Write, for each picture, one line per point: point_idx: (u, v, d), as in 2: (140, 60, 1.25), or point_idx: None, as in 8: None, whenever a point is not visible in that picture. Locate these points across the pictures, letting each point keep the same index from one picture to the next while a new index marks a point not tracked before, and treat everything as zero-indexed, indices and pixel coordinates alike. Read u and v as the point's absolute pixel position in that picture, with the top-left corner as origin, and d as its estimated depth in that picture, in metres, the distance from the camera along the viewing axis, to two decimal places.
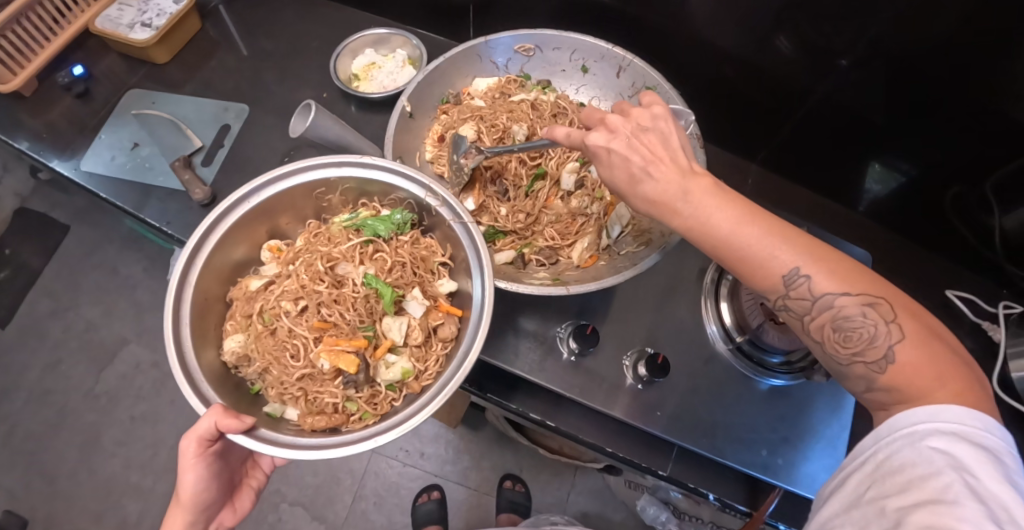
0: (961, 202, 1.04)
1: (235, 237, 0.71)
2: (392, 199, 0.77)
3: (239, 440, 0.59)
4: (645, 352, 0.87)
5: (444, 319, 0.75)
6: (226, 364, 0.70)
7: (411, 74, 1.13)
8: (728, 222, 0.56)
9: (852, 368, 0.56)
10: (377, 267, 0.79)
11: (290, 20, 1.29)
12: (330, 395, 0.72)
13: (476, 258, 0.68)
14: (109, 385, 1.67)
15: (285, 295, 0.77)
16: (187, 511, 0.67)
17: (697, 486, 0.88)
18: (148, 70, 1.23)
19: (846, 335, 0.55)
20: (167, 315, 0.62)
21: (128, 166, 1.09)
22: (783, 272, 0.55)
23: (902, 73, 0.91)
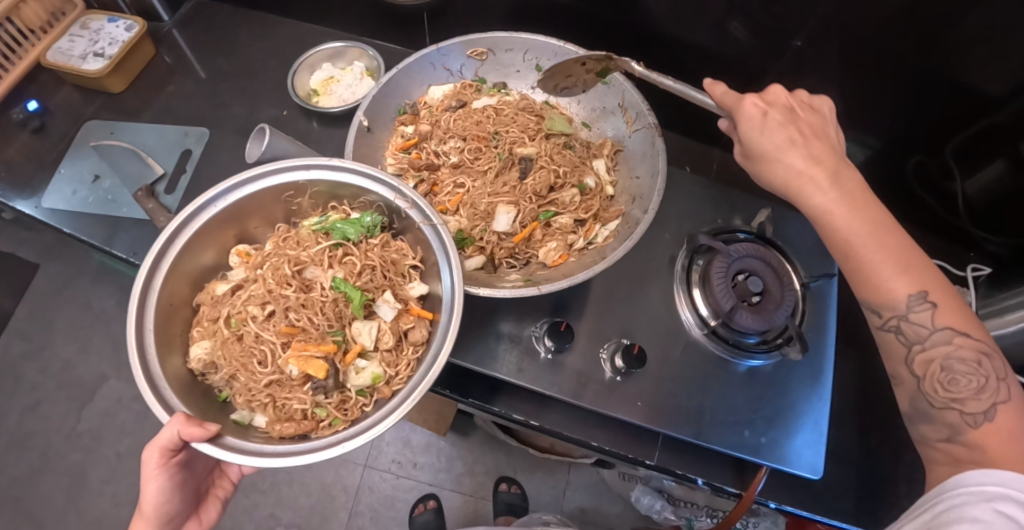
0: (924, 169, 1.06)
1: (199, 239, 0.70)
2: (362, 202, 0.77)
3: (204, 448, 0.58)
4: (622, 343, 0.88)
5: (414, 323, 0.74)
6: (192, 371, 0.69)
7: (370, 85, 1.12)
8: (869, 224, 0.65)
9: (942, 413, 0.62)
10: (346, 270, 0.78)
11: (246, 39, 1.28)
12: (299, 401, 0.71)
13: (443, 259, 0.68)
14: (92, 423, 1.63)
15: (252, 300, 0.75)
16: (148, 523, 0.64)
17: (684, 472, 0.89)
18: (105, 100, 1.21)
19: (952, 378, 0.61)
20: (131, 319, 0.61)
21: (90, 199, 1.07)
22: (907, 293, 0.63)
23: (855, 48, 0.93)
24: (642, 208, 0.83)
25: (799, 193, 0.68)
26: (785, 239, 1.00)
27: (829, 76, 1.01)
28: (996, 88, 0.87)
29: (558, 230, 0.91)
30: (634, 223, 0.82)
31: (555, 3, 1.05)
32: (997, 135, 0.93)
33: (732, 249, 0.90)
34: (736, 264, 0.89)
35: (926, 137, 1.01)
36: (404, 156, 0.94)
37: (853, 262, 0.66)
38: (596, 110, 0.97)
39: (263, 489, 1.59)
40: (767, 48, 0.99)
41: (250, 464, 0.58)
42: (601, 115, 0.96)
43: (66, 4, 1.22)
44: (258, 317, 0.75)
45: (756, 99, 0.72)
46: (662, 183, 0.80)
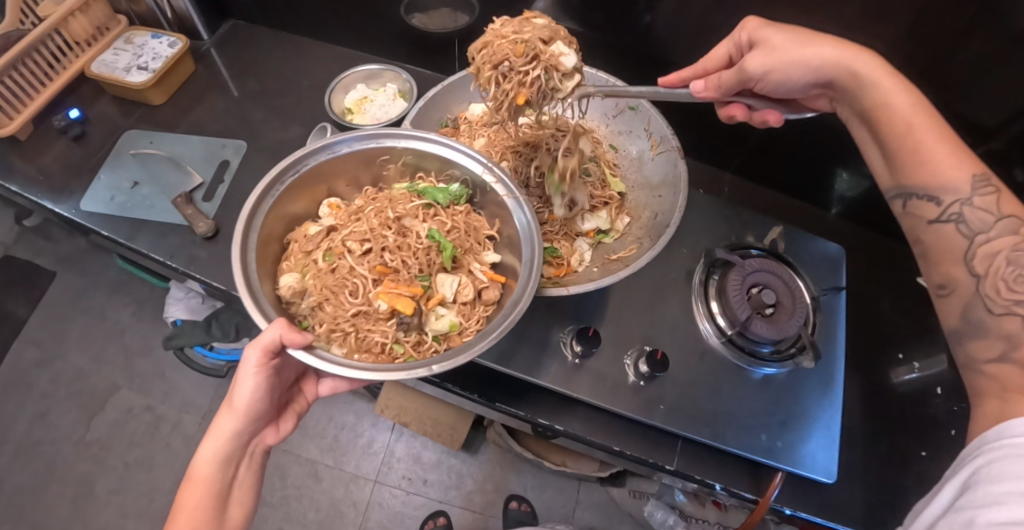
0: None
1: (301, 186, 0.82)
2: (448, 174, 0.90)
3: (296, 354, 0.64)
4: (645, 349, 0.92)
5: (489, 284, 0.86)
6: (281, 296, 0.79)
7: (402, 106, 1.19)
8: (915, 109, 0.69)
9: (1003, 319, 0.61)
10: (439, 225, 0.89)
11: (280, 60, 1.35)
12: (381, 334, 0.81)
13: (516, 207, 0.81)
14: (102, 432, 1.63)
15: (353, 237, 0.86)
16: (238, 417, 0.74)
17: (703, 477, 0.91)
18: (143, 112, 1.27)
19: (1017, 275, 0.60)
20: (237, 238, 0.72)
21: (128, 204, 1.12)
22: (972, 174, 0.65)
23: None
24: (663, 222, 0.89)
25: (850, 63, 0.74)
26: (796, 254, 1.04)
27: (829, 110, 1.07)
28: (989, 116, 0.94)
29: (559, 235, 0.97)
30: (658, 234, 0.88)
31: (576, 34, 1.13)
32: None
33: (747, 262, 0.95)
34: (750, 278, 0.93)
35: None
36: None
37: (914, 160, 0.69)
38: (624, 132, 1.03)
39: (271, 502, 1.59)
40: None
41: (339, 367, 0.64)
42: (628, 137, 1.02)
43: (111, 19, 1.28)
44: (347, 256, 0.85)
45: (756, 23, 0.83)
46: (683, 202, 0.85)
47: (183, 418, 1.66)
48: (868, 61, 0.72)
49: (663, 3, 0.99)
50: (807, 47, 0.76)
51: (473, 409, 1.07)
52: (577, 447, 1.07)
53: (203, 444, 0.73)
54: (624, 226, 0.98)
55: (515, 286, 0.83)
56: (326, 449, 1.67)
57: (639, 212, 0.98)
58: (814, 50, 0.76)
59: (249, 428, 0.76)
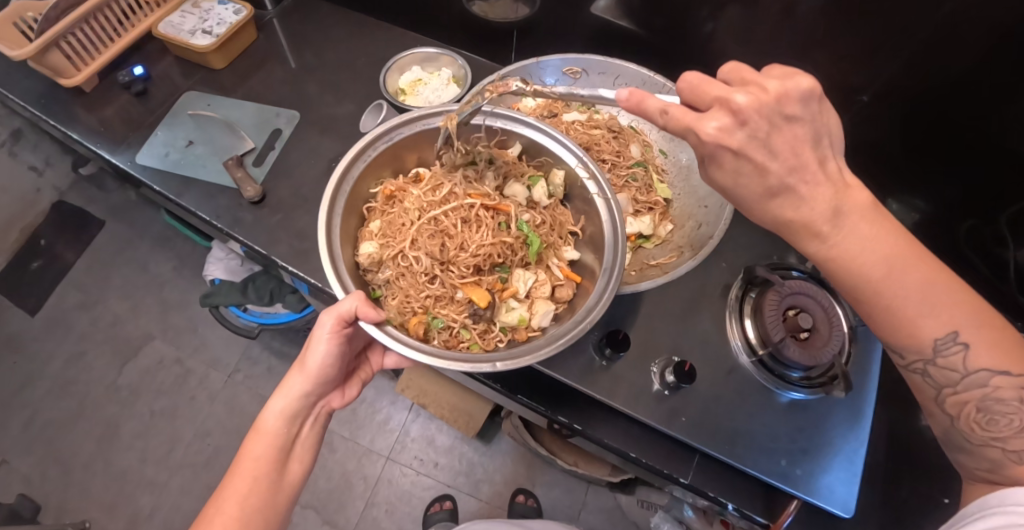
0: (978, 234, 1.02)
1: (389, 155, 0.90)
2: (542, 162, 0.95)
3: (368, 327, 0.71)
4: (672, 360, 0.91)
5: (563, 282, 0.91)
6: (360, 264, 0.87)
7: (455, 91, 1.20)
8: (880, 266, 0.60)
9: (984, 448, 0.64)
10: (529, 217, 0.95)
11: (339, 35, 1.37)
12: (451, 318, 0.90)
13: (600, 199, 0.85)
14: (132, 379, 1.70)
15: (444, 218, 0.94)
16: (309, 379, 0.80)
17: (716, 495, 0.90)
18: (204, 75, 1.31)
19: (991, 419, 0.63)
20: (326, 203, 0.80)
21: (181, 162, 1.16)
22: (936, 337, 0.62)
23: (918, 107, 0.96)
24: (705, 237, 0.93)
25: (804, 245, 0.62)
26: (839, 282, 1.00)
27: (889, 130, 1.04)
28: None
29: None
30: (699, 249, 0.92)
31: (636, 36, 1.12)
32: None
33: (788, 283, 0.91)
34: (788, 299, 0.89)
35: (979, 199, 0.99)
36: None
37: (894, 325, 0.63)
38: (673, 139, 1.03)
39: None
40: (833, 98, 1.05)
41: (400, 350, 0.70)
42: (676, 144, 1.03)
43: None
44: (429, 237, 0.93)
45: (717, 123, 0.57)
46: (726, 222, 0.89)
47: (209, 374, 1.71)
48: (819, 249, 0.61)
49: (728, 12, 0.97)
50: (760, 214, 0.62)
51: (494, 397, 1.08)
52: (587, 446, 1.07)
53: (274, 399, 0.79)
54: (666, 233, 0.99)
55: (589, 287, 0.86)
56: (343, 420, 1.71)
57: (683, 221, 0.99)
58: (773, 211, 0.61)
59: (317, 390, 0.82)
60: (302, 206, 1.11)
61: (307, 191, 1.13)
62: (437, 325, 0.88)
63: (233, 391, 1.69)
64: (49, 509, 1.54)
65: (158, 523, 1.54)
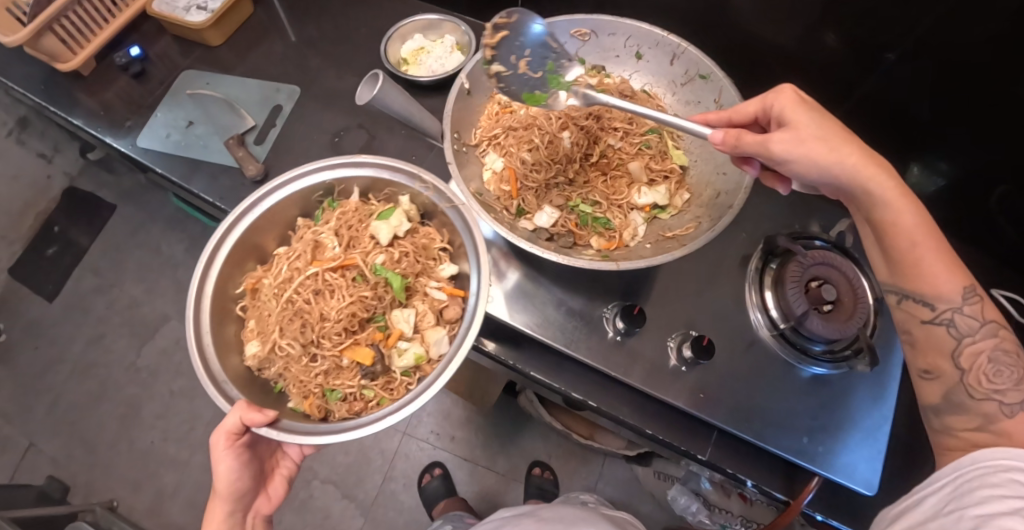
0: (1009, 200, 1.00)
1: (233, 257, 0.83)
2: (390, 194, 0.91)
3: (264, 431, 0.71)
4: (690, 334, 0.87)
5: (447, 302, 0.86)
6: (250, 368, 0.82)
7: (459, 60, 1.15)
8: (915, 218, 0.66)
9: (982, 403, 0.64)
10: (386, 258, 0.89)
11: (338, 4, 1.31)
12: (348, 385, 0.85)
13: (468, 247, 0.80)
14: (150, 360, 1.72)
15: (311, 286, 0.87)
16: (225, 499, 0.77)
17: (735, 472, 0.88)
18: (202, 52, 1.27)
19: (998, 370, 0.64)
20: (190, 324, 0.76)
21: (183, 143, 1.13)
22: (963, 285, 0.66)
23: (949, 69, 0.90)
24: (725, 205, 0.76)
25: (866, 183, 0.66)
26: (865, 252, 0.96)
27: (918, 95, 0.97)
28: None
29: (611, 205, 0.88)
30: (718, 216, 0.76)
31: None
32: None
33: (810, 254, 0.87)
34: (810, 271, 0.86)
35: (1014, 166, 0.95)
36: (497, 123, 0.92)
37: (918, 268, 0.67)
38: (692, 103, 0.89)
39: None
40: (857, 65, 0.98)
41: (307, 440, 0.70)
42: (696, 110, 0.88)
43: None
44: (300, 317, 0.86)
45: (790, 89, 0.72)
46: (751, 180, 0.73)
47: None
48: (884, 185, 0.66)
49: None
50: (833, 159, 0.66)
51: (504, 374, 1.07)
52: (604, 423, 1.06)
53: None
54: (683, 204, 0.86)
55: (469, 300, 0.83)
56: None
57: (700, 190, 0.85)
58: (844, 148, 0.66)
59: (239, 506, 0.79)
60: None
61: None
62: (335, 397, 0.83)
63: None
64: (78, 487, 1.59)
65: (183, 499, 1.58)
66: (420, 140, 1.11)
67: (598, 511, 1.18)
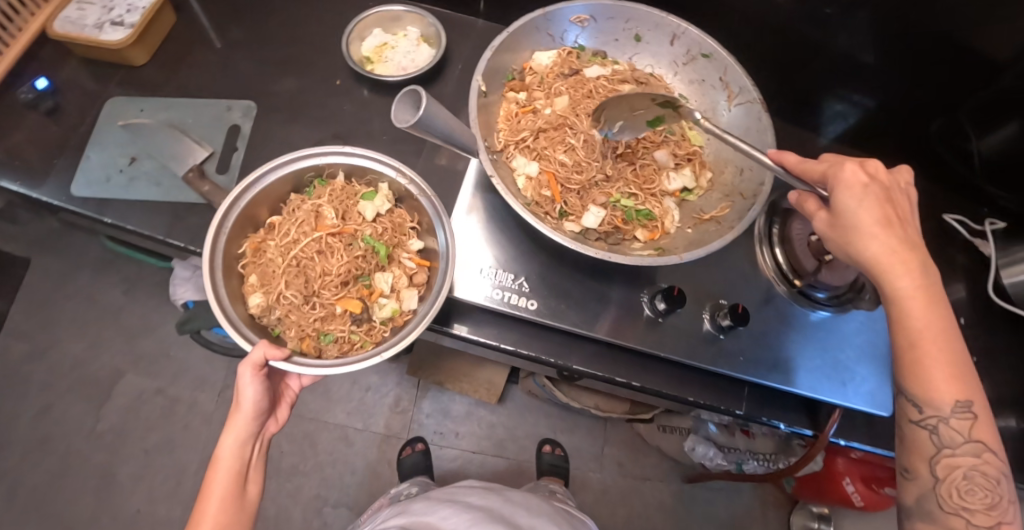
0: (946, 131, 1.17)
1: (239, 224, 0.82)
2: (370, 179, 0.91)
3: (283, 367, 0.72)
4: (722, 304, 0.91)
5: (417, 270, 0.88)
6: (254, 316, 0.81)
7: (429, 53, 1.09)
8: (927, 324, 0.66)
9: (949, 516, 0.66)
10: (369, 229, 0.90)
11: (274, 2, 1.18)
12: (339, 330, 0.86)
13: (436, 218, 0.83)
14: (114, 421, 1.56)
15: (305, 249, 0.88)
16: (248, 417, 0.76)
17: (770, 419, 0.94)
18: (125, 74, 1.11)
19: (970, 488, 0.65)
20: (206, 279, 0.74)
21: (130, 184, 0.99)
22: (956, 399, 0.66)
23: (891, 18, 0.98)
24: (756, 181, 0.80)
25: (886, 281, 0.68)
26: None
27: (863, 45, 1.04)
28: (1006, 54, 0.97)
29: (646, 195, 0.88)
30: (751, 197, 0.79)
31: None
32: (1013, 101, 1.03)
33: None
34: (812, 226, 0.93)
35: (945, 99, 1.10)
36: (516, 122, 0.90)
37: (914, 370, 0.67)
38: (694, 81, 0.91)
39: (305, 471, 1.59)
40: (804, 14, 1.02)
41: (312, 371, 0.71)
42: (699, 88, 0.91)
43: None
44: (297, 275, 0.87)
45: (855, 167, 0.70)
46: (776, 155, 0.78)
47: (198, 397, 1.59)
48: (901, 286, 0.67)
49: None
50: (863, 254, 0.69)
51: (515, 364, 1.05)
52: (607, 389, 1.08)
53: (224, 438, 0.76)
54: (707, 183, 0.89)
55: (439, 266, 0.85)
56: (353, 414, 1.66)
57: (721, 166, 0.88)
58: (871, 243, 0.68)
59: (258, 426, 0.78)
60: None
61: None
62: (327, 339, 0.84)
63: (229, 409, 1.59)
64: None
65: None
66: (406, 143, 1.04)
67: (553, 503, 1.18)
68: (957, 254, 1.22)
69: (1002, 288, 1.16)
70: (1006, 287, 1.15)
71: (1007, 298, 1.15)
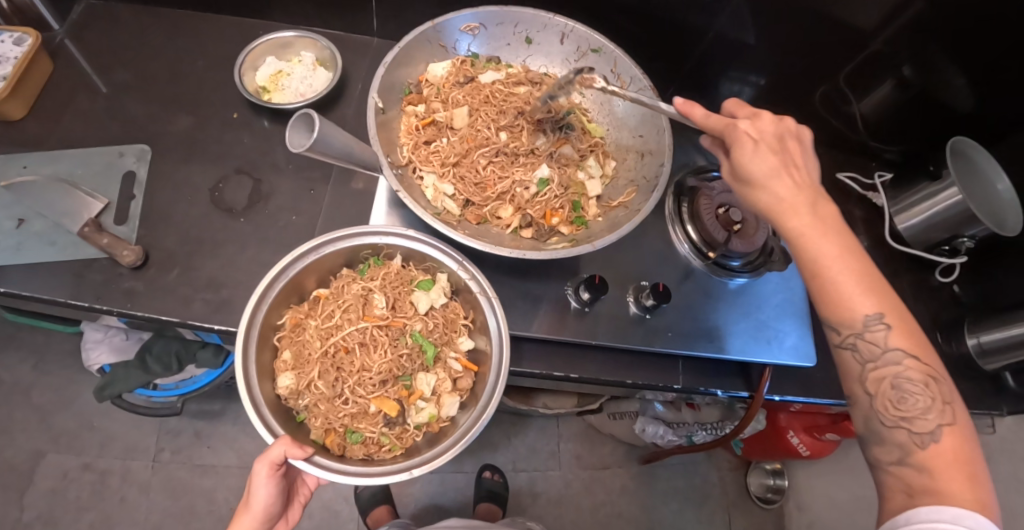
0: (828, 98, 1.28)
1: (283, 292, 0.79)
2: (428, 266, 0.87)
3: (302, 466, 0.68)
4: (645, 286, 0.95)
5: (462, 374, 0.85)
6: (279, 396, 0.78)
7: (327, 76, 1.07)
8: (832, 250, 0.66)
9: (893, 432, 0.64)
10: (422, 325, 0.86)
11: (158, 40, 1.13)
12: (370, 429, 0.80)
13: (492, 315, 0.79)
14: (39, 508, 1.42)
15: (351, 335, 0.83)
16: (257, 520, 0.73)
17: (707, 387, 0.97)
18: (1, 130, 1.03)
19: (902, 397, 0.63)
20: (239, 351, 0.71)
21: (19, 247, 0.92)
22: (867, 312, 0.65)
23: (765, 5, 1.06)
24: (657, 162, 0.86)
25: (782, 220, 0.69)
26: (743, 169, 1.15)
27: (745, 26, 1.12)
28: (868, 25, 1.09)
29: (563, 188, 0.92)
30: (654, 177, 0.85)
31: None
32: (885, 58, 1.15)
33: (714, 187, 1.03)
34: (718, 199, 1.01)
35: (824, 71, 1.21)
36: (419, 135, 0.91)
37: (829, 294, 0.66)
38: None
39: None
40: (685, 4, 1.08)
41: (329, 479, 0.68)
42: (594, 82, 0.97)
43: None
44: (337, 364, 0.82)
45: (746, 122, 0.72)
46: (671, 138, 0.83)
47: (132, 466, 1.48)
48: (800, 222, 0.68)
49: None
50: (757, 198, 0.71)
51: None
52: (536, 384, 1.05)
53: None
54: (613, 171, 0.95)
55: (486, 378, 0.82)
56: None
57: (623, 154, 0.94)
58: (774, 182, 0.69)
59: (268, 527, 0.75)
60: (199, 251, 0.95)
61: (198, 233, 0.96)
62: (355, 439, 0.79)
63: (168, 473, 1.49)
64: None
65: None
66: (313, 170, 1.03)
67: None
68: (853, 208, 1.34)
69: (898, 233, 1.28)
70: (901, 231, 1.28)
71: (903, 241, 1.28)
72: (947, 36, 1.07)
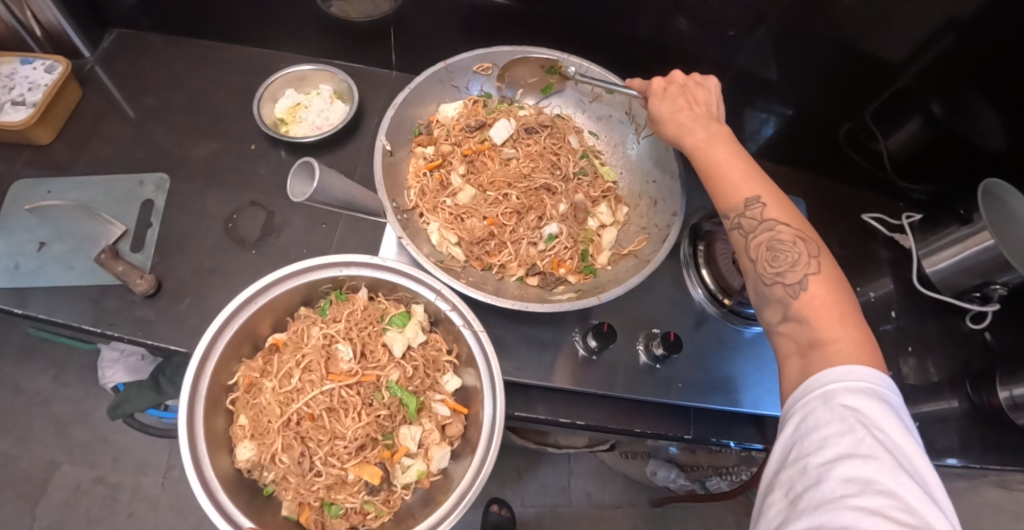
0: (853, 134, 1.24)
1: (225, 354, 0.76)
2: (400, 297, 0.87)
3: None
4: (655, 333, 0.92)
5: (451, 418, 0.83)
6: (240, 469, 0.76)
7: (344, 109, 1.08)
8: (714, 157, 0.73)
9: (771, 290, 0.66)
10: (399, 374, 0.85)
11: (184, 70, 1.16)
12: (350, 500, 0.79)
13: (484, 369, 0.76)
14: (50, 519, 1.44)
15: (314, 399, 0.82)
16: None
17: (719, 439, 0.92)
18: (30, 155, 1.06)
19: (775, 255, 0.67)
20: (183, 437, 0.68)
21: (37, 272, 0.94)
22: (749, 196, 0.70)
23: (789, 38, 1.03)
24: (670, 210, 0.86)
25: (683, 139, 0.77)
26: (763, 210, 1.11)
27: (766, 62, 1.10)
28: (895, 62, 1.06)
29: (570, 236, 0.91)
30: (666, 225, 0.85)
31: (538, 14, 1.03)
32: (911, 94, 1.12)
33: None
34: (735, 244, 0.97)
35: (848, 107, 1.18)
36: (428, 177, 0.92)
37: (715, 188, 0.73)
38: (602, 118, 0.98)
39: None
40: (706, 41, 1.06)
41: None
42: (607, 124, 0.98)
43: None
44: (304, 431, 0.80)
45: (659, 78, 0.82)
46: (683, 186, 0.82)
47: (142, 482, 1.50)
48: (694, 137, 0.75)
49: None
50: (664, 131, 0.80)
51: None
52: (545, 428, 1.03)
53: None
54: (625, 217, 0.94)
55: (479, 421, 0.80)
56: None
57: (636, 199, 0.94)
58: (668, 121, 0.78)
59: None
60: (210, 281, 0.95)
61: (211, 264, 0.97)
62: (335, 512, 0.79)
63: (177, 491, 1.50)
64: None
65: None
66: None
67: None
68: (878, 250, 1.29)
69: (926, 278, 1.22)
70: (931, 276, 1.22)
71: (931, 286, 1.22)
72: (979, 74, 1.03)
